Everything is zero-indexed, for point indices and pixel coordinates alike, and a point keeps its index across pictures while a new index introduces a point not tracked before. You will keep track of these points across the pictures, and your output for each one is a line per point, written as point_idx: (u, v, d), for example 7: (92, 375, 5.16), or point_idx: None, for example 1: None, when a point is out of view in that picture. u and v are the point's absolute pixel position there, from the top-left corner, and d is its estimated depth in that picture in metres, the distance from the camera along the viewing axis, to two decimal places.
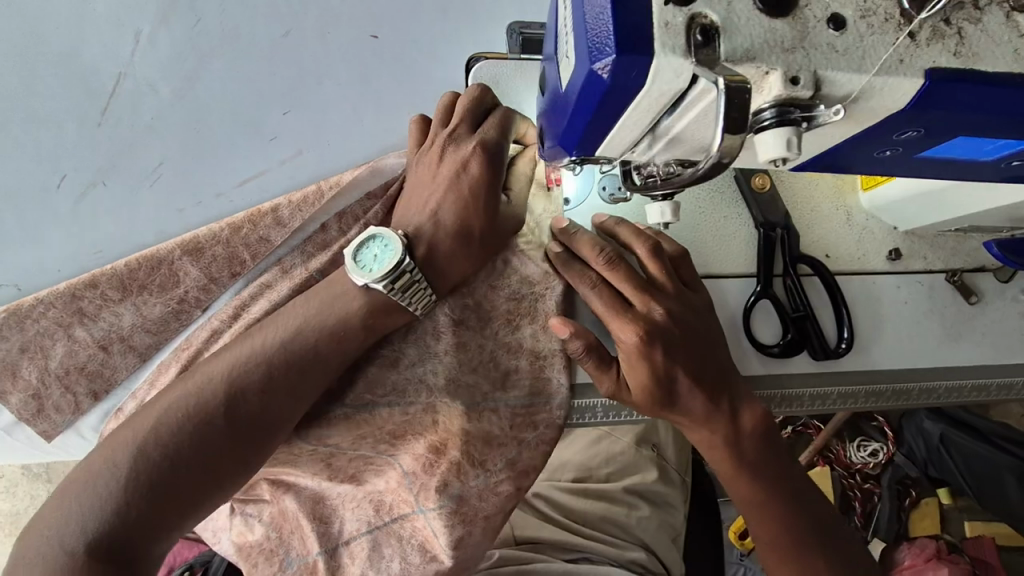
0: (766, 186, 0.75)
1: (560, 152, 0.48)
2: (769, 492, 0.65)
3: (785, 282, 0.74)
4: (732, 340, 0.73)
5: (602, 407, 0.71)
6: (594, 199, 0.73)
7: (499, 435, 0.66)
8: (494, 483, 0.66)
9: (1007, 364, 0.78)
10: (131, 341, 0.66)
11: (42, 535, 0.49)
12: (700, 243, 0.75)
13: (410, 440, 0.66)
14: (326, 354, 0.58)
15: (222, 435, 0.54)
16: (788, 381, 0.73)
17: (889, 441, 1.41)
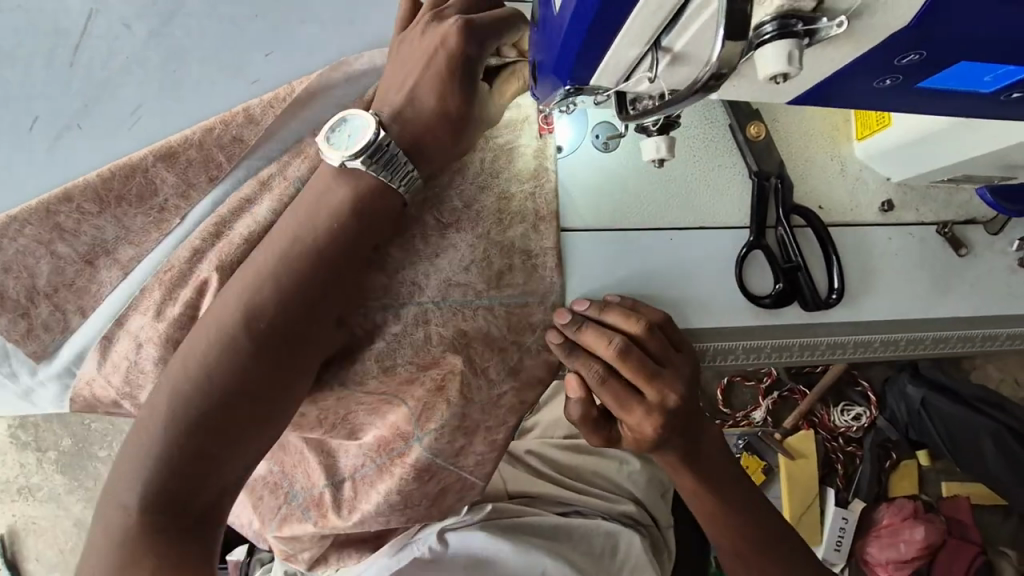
0: (760, 135, 0.74)
1: (552, 86, 0.47)
2: (708, 509, 0.78)
3: (777, 233, 0.73)
4: (725, 291, 0.73)
5: None
6: (587, 149, 0.72)
7: (487, 386, 0.68)
8: (497, 396, 0.69)
9: (993, 316, 0.79)
10: (115, 254, 0.65)
11: (133, 449, 0.57)
12: (696, 195, 0.74)
13: (408, 386, 0.67)
14: (351, 244, 0.59)
15: (270, 347, 0.58)
16: (780, 332, 0.74)
17: (871, 405, 1.43)
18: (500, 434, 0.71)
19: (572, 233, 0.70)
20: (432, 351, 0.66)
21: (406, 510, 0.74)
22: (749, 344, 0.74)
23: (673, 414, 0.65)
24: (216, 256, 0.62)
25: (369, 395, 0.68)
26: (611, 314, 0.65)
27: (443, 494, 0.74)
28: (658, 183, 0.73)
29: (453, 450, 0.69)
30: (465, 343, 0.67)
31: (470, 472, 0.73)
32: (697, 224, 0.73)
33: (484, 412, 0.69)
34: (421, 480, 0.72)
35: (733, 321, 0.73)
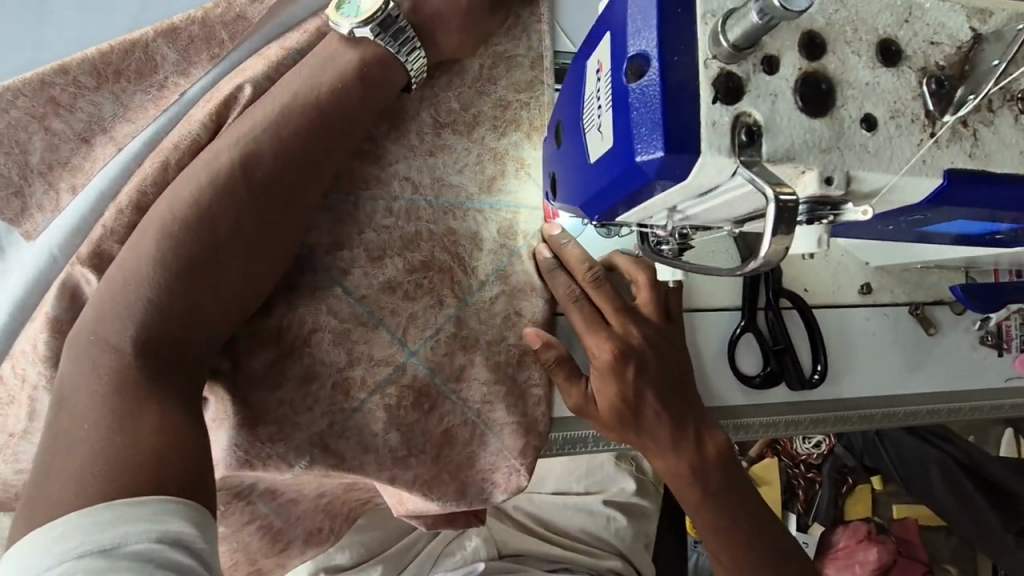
0: None
1: (575, 208, 0.49)
2: (724, 528, 0.65)
3: (767, 316, 0.77)
4: (718, 372, 0.76)
5: (591, 436, 0.75)
6: (590, 232, 0.73)
7: (471, 397, 0.66)
8: (489, 300, 0.67)
9: (956, 390, 0.85)
10: (112, 133, 0.60)
11: (103, 305, 0.47)
12: (690, 276, 0.76)
13: (411, 455, 0.63)
14: (355, 100, 0.56)
15: (268, 192, 0.51)
16: (767, 409, 0.77)
17: (830, 433, 1.52)
18: (502, 377, 0.67)
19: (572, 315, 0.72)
20: (421, 253, 0.64)
21: (411, 460, 0.63)
22: (739, 422, 0.77)
23: (640, 357, 0.63)
24: (207, 116, 0.57)
25: (349, 307, 0.61)
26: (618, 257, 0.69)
27: (449, 442, 0.65)
28: None
29: (453, 365, 0.64)
30: (453, 241, 0.66)
31: (475, 405, 0.66)
32: (692, 307, 0.76)
33: (481, 321, 0.67)
34: (422, 411, 0.64)
35: (725, 402, 0.76)
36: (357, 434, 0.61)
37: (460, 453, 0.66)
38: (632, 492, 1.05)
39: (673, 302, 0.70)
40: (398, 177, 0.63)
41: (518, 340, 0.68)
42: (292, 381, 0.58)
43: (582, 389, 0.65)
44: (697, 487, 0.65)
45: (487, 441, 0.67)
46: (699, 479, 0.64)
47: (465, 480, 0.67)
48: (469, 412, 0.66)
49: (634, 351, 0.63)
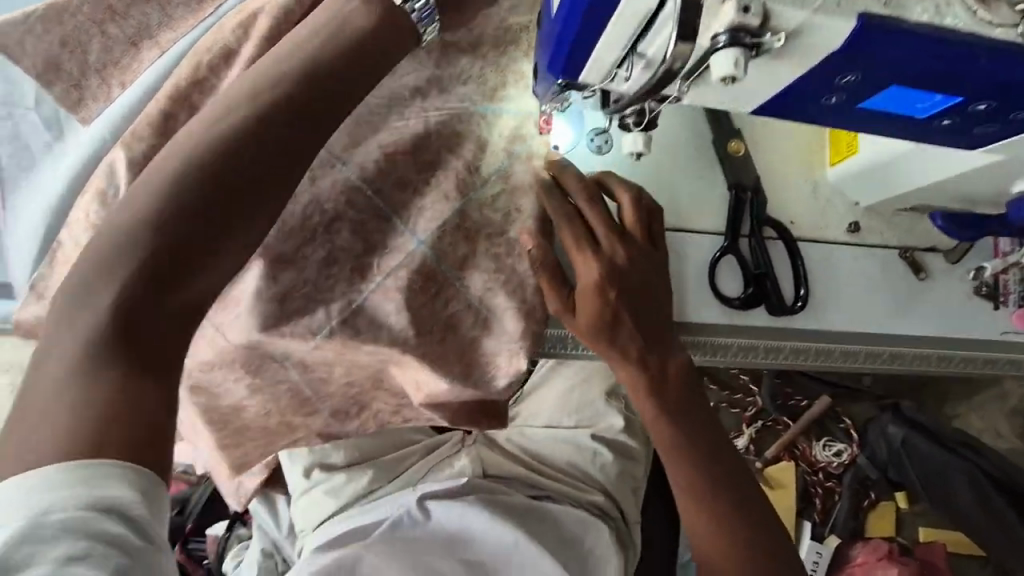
0: (741, 151, 0.80)
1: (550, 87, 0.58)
2: (687, 450, 0.73)
3: (750, 242, 0.80)
4: (699, 291, 0.79)
5: (576, 338, 0.81)
6: (582, 149, 0.79)
7: (472, 287, 0.72)
8: (492, 199, 0.73)
9: (947, 337, 0.85)
10: (157, 39, 0.70)
11: (144, 177, 0.49)
12: (676, 199, 0.80)
13: (422, 335, 0.70)
14: (392, 23, 0.57)
15: (301, 102, 0.52)
16: (746, 333, 0.80)
17: (853, 443, 1.47)
18: (503, 274, 0.72)
19: None
20: (430, 152, 0.71)
21: (421, 339, 0.70)
22: (714, 342, 0.80)
23: (622, 271, 0.70)
24: (236, 24, 0.66)
25: (366, 198, 0.68)
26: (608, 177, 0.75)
27: (453, 327, 0.72)
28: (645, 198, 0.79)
29: (457, 252, 0.71)
30: (457, 142, 0.72)
31: (478, 295, 0.72)
32: (677, 228, 0.79)
33: (481, 216, 0.72)
34: (430, 293, 0.70)
35: (704, 320, 0.79)
36: (373, 313, 0.69)
37: (464, 338, 0.72)
38: (619, 431, 1.10)
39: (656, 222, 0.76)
40: (405, 85, 0.70)
41: (518, 234, 0.73)
42: (315, 257, 0.66)
43: (564, 297, 0.71)
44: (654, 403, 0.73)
45: (490, 326, 0.73)
46: (660, 394, 0.73)
47: (470, 362, 0.73)
48: (471, 298, 0.72)
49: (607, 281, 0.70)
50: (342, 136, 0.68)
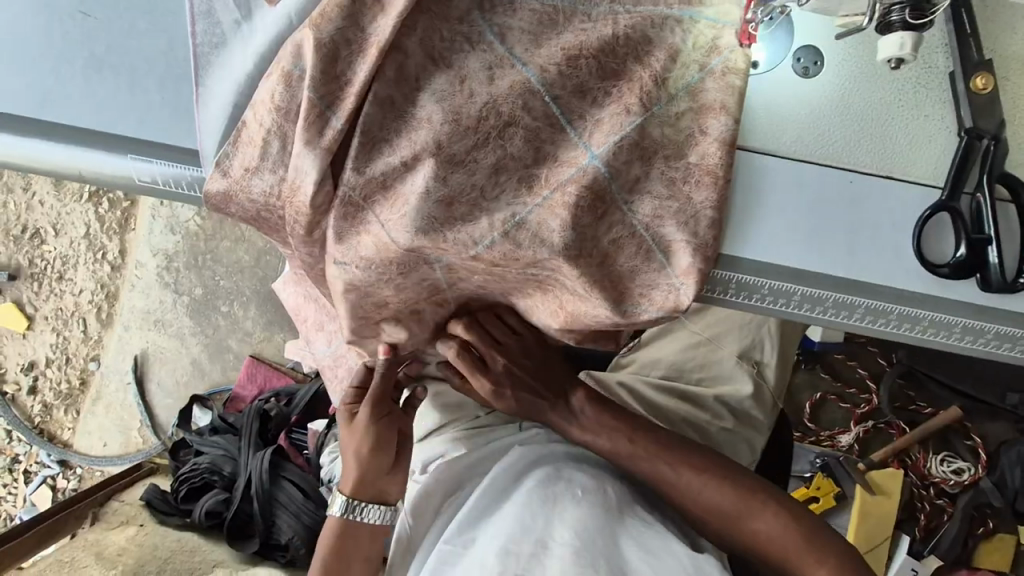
0: (987, 88, 0.65)
1: None
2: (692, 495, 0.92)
3: (974, 200, 0.67)
4: (898, 250, 0.68)
5: (735, 286, 0.69)
6: (785, 70, 0.69)
7: (639, 214, 0.65)
8: (674, 117, 0.65)
9: None
10: None
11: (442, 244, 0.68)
12: (890, 140, 0.68)
13: (579, 258, 0.65)
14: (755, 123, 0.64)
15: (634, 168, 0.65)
16: (949, 308, 0.69)
17: (978, 464, 1.67)
18: (671, 203, 0.65)
19: (749, 151, 0.67)
20: (616, 59, 0.65)
21: (579, 261, 0.66)
22: (906, 313, 0.69)
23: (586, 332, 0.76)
24: None
25: (542, 105, 0.65)
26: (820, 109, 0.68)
27: (615, 252, 0.66)
28: (855, 138, 0.68)
29: (631, 172, 0.64)
30: (645, 51, 0.65)
31: (645, 224, 0.66)
32: (884, 171, 0.68)
33: (665, 133, 0.65)
34: (596, 216, 0.65)
35: (898, 283, 0.68)
36: (535, 229, 0.65)
37: (623, 265, 0.67)
38: (744, 398, 1.03)
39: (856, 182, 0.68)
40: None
41: (700, 160, 0.65)
42: (483, 165, 0.64)
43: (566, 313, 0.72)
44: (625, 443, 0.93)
45: (657, 264, 0.66)
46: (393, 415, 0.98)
47: (623, 291, 0.68)
48: (638, 224, 0.66)
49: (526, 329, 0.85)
50: (524, 36, 0.65)
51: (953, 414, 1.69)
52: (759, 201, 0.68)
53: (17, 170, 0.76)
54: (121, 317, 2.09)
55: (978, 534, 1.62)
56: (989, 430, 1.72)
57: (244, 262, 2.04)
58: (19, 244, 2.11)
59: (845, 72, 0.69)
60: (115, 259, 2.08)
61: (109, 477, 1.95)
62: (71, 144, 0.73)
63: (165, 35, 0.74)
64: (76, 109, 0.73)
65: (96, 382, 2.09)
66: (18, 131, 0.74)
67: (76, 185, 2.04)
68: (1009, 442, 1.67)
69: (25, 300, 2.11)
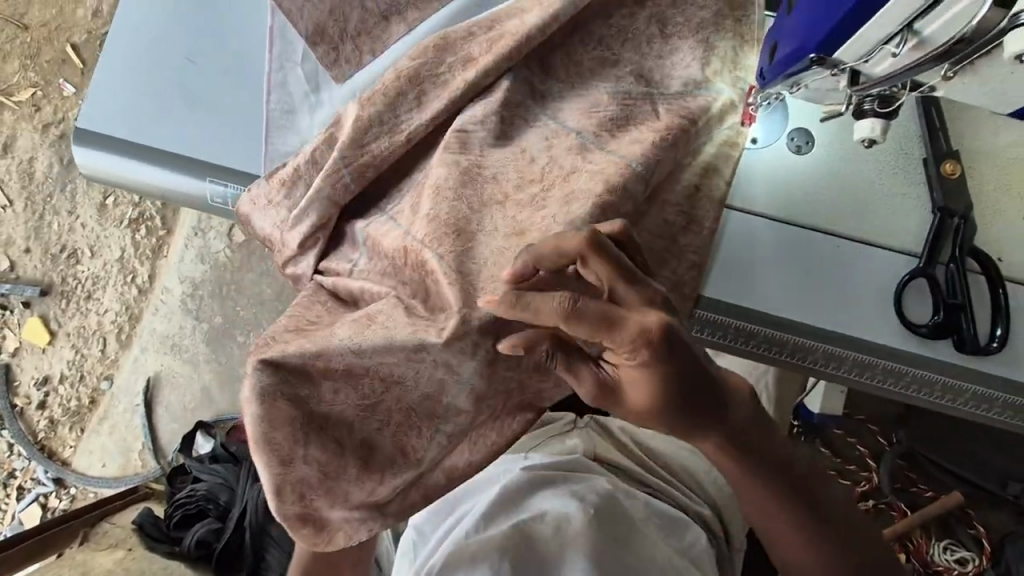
0: (955, 173, 0.76)
1: (787, 73, 0.60)
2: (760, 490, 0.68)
3: (948, 269, 0.75)
4: (881, 310, 0.76)
5: (723, 329, 0.78)
6: (780, 146, 0.79)
7: (653, 266, 0.73)
8: (685, 185, 0.74)
9: None
10: (406, 13, 0.82)
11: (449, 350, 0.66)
12: (871, 213, 0.77)
13: None
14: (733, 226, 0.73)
15: (655, 222, 0.73)
16: (932, 367, 0.75)
17: (982, 555, 1.64)
18: (680, 258, 0.74)
19: (745, 213, 0.77)
20: None
21: None
22: (887, 366, 0.77)
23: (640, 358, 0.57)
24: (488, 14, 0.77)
25: None
26: (810, 185, 0.78)
27: None
28: (841, 209, 0.78)
29: (649, 228, 0.72)
30: None
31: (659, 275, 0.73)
32: (865, 238, 0.77)
33: (680, 195, 0.74)
34: None
35: (880, 338, 0.75)
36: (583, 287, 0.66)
37: None
38: None
39: (840, 246, 0.77)
40: (622, 71, 0.75)
41: (710, 220, 0.74)
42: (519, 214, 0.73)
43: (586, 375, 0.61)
44: (721, 436, 0.64)
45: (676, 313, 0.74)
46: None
47: None
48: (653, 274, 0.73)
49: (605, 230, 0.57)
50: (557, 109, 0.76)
51: (954, 499, 1.63)
52: (754, 258, 0.77)
53: (110, 184, 0.88)
54: (140, 339, 2.13)
55: None
56: (994, 520, 1.71)
57: (265, 295, 2.08)
58: (54, 262, 2.14)
59: (833, 154, 0.79)
60: (143, 283, 2.13)
61: (106, 496, 1.94)
62: (160, 167, 0.85)
63: (250, 90, 0.86)
64: (169, 139, 0.85)
65: (106, 402, 2.12)
66: (121, 152, 0.85)
67: (120, 212, 2.12)
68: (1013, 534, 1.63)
69: (51, 316, 2.13)
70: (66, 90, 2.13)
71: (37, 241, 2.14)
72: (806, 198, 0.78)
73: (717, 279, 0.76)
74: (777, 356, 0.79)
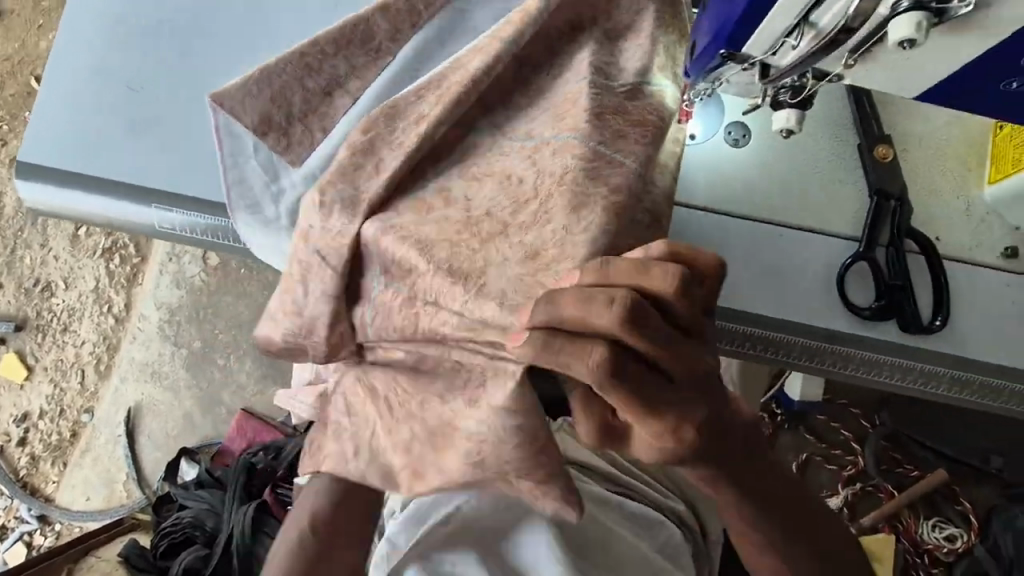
0: (888, 157, 0.77)
1: (702, 69, 0.60)
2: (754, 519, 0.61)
3: (888, 252, 0.77)
4: (824, 296, 0.77)
5: None
6: (718, 141, 0.81)
7: None
8: None
9: None
10: (342, 29, 0.82)
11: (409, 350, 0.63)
12: (809, 201, 0.79)
13: None
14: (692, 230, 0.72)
15: None
16: (870, 346, 0.76)
17: (970, 530, 1.61)
18: None
19: (686, 209, 0.79)
20: None
21: None
22: (836, 350, 0.77)
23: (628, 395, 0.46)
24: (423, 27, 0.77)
25: None
26: (749, 178, 0.79)
27: None
28: (780, 199, 0.79)
29: None
30: None
31: None
32: (805, 226, 0.78)
33: None
34: None
35: (824, 323, 0.76)
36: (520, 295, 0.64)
37: None
38: None
39: (782, 236, 0.78)
40: (559, 68, 0.75)
41: None
42: None
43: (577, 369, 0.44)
44: (734, 487, 0.58)
45: None
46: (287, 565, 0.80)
47: None
48: None
49: (685, 244, 0.45)
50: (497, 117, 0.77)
51: (938, 477, 1.62)
52: None
53: (60, 216, 0.87)
54: (119, 369, 2.10)
55: None
56: (979, 494, 1.69)
57: (243, 317, 2.07)
58: (29, 296, 2.13)
59: (770, 145, 0.80)
60: (119, 312, 2.12)
61: (92, 530, 1.92)
62: (108, 197, 0.85)
63: (200, 120, 0.87)
64: (118, 169, 0.85)
65: (87, 434, 2.09)
66: (68, 184, 0.85)
67: (92, 242, 2.11)
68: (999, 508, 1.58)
69: (27, 351, 2.11)
70: (28, 121, 2.10)
71: (10, 276, 2.12)
72: (745, 190, 0.79)
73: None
74: (730, 346, 0.79)
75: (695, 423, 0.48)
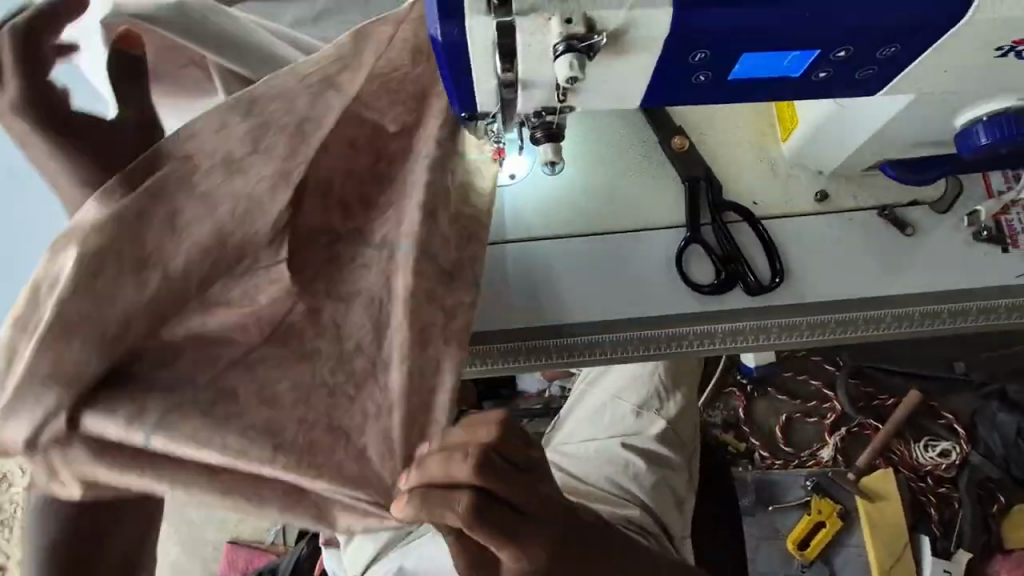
0: (686, 146, 0.84)
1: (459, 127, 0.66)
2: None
3: (713, 229, 0.82)
4: (671, 285, 0.81)
5: (527, 350, 0.81)
6: (536, 173, 0.86)
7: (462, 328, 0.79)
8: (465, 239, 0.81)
9: (947, 293, 0.80)
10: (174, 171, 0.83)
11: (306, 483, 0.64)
12: (632, 202, 0.84)
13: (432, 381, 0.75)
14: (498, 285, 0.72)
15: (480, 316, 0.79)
16: (722, 318, 0.80)
17: (961, 440, 1.48)
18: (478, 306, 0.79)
19: (523, 244, 0.83)
20: None
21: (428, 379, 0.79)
22: (698, 330, 0.81)
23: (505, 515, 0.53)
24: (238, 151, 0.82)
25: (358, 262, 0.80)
26: (575, 198, 0.84)
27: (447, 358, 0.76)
28: (607, 208, 0.84)
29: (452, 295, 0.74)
30: None
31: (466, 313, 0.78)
32: (635, 227, 0.83)
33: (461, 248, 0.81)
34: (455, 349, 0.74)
35: (676, 310, 0.80)
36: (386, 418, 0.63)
37: None
38: (650, 438, 1.10)
39: (618, 241, 0.83)
40: None
41: None
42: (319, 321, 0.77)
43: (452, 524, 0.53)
44: None
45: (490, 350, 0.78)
46: None
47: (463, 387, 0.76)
48: None
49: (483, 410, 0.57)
50: None
51: (915, 399, 1.50)
52: (541, 278, 0.82)
53: None
54: None
55: (994, 512, 1.43)
56: (955, 404, 1.53)
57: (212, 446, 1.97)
58: None
59: (582, 164, 0.86)
60: None
61: None
62: None
63: None
64: None
65: None
66: None
67: None
68: (979, 411, 1.50)
69: None
70: None
71: None
72: (574, 210, 0.84)
73: (501, 313, 0.81)
74: (598, 359, 0.82)
75: (543, 542, 0.55)
